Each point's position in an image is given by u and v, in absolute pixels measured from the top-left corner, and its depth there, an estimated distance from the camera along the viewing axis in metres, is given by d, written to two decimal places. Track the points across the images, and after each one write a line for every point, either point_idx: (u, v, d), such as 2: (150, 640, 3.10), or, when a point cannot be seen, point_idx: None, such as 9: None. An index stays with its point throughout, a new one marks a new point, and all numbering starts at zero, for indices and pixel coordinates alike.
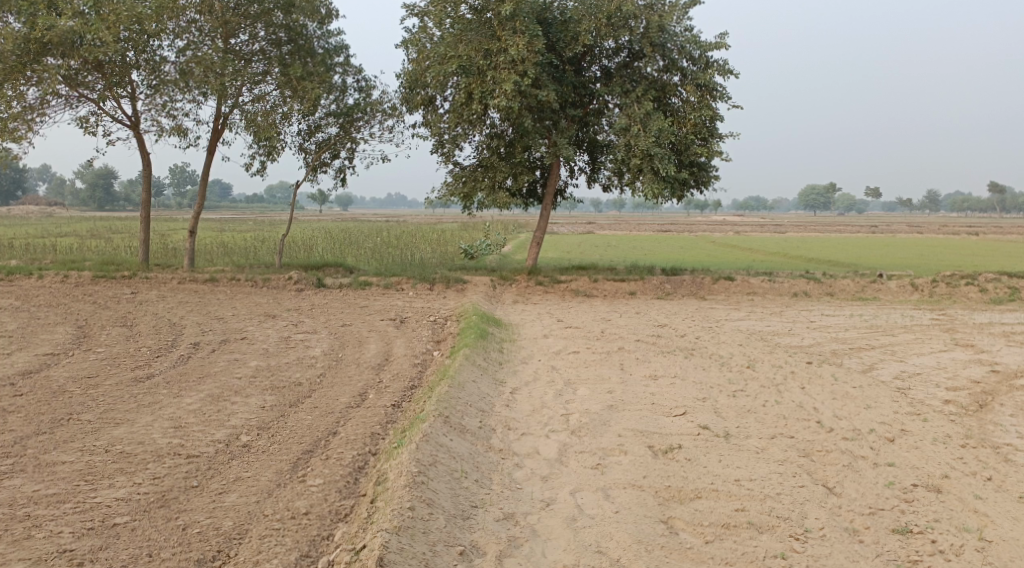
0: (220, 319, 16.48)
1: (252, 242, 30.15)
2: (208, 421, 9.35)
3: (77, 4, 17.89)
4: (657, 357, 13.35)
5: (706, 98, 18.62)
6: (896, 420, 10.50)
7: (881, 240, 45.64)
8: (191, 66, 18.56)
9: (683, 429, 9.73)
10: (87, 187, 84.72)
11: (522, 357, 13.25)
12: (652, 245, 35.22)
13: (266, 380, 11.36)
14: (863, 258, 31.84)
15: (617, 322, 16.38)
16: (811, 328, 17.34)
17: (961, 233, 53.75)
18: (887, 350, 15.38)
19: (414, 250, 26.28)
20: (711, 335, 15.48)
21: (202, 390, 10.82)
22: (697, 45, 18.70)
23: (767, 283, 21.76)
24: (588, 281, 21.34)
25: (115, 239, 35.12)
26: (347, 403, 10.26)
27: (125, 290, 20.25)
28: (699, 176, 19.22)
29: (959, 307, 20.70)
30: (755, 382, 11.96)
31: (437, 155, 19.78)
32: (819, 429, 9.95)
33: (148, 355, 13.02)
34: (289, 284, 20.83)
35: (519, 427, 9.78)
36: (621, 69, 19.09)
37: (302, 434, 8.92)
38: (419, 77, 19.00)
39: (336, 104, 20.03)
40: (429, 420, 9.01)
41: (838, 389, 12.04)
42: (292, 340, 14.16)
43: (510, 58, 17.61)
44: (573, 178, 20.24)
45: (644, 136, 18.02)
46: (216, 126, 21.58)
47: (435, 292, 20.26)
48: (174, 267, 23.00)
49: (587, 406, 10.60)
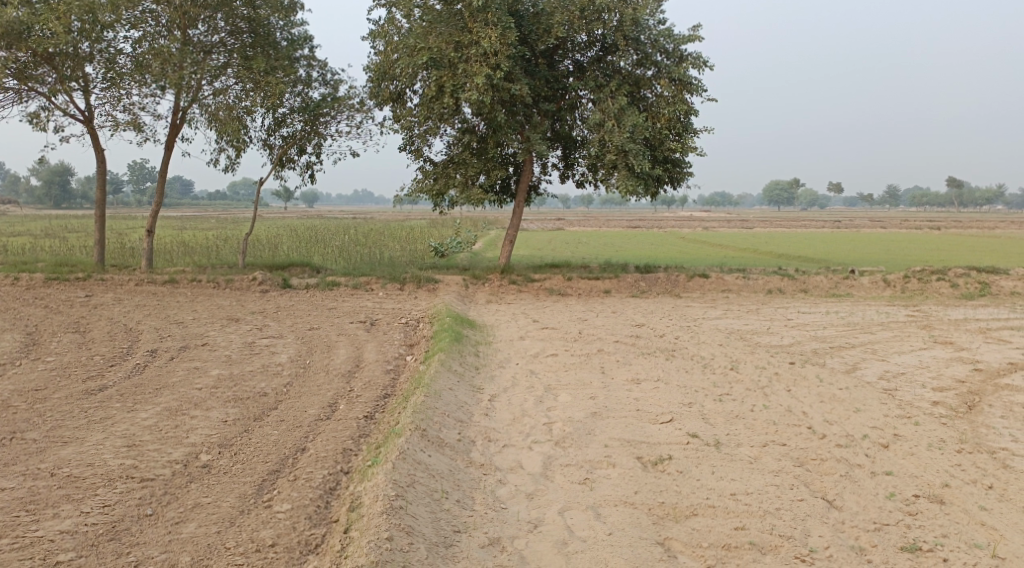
0: (180, 323, 15.76)
1: (214, 241, 29.30)
2: (165, 438, 8.75)
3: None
4: (638, 360, 12.91)
5: (680, 92, 18.24)
6: (888, 424, 10.13)
7: (845, 234, 45.69)
8: (149, 58, 17.82)
9: (671, 438, 9.28)
10: (43, 186, 82.69)
11: (499, 361, 12.73)
12: (622, 241, 34.86)
13: (228, 391, 10.74)
14: (833, 254, 31.66)
15: (593, 322, 15.92)
16: (789, 326, 17.01)
17: (923, 228, 54.08)
18: (867, 348, 15.07)
19: (383, 248, 25.60)
20: (690, 335, 15.06)
21: (159, 402, 10.18)
22: (671, 39, 18.30)
23: (742, 280, 21.44)
24: (561, 279, 20.88)
25: (71, 238, 34.06)
26: (315, 415, 9.67)
27: (80, 292, 19.42)
28: (673, 171, 18.80)
29: (932, 302, 20.52)
30: (740, 385, 11.55)
31: (407, 150, 19.20)
32: (811, 435, 9.55)
33: (102, 364, 12.33)
34: (253, 285, 20.13)
35: (499, 438, 9.27)
36: (594, 63, 18.65)
37: (267, 452, 8.35)
38: (388, 70, 18.40)
39: (301, 98, 19.34)
40: (405, 433, 8.47)
41: (825, 391, 11.66)
42: (256, 346, 13.53)
43: (482, 51, 17.08)
44: (545, 174, 19.75)
45: (619, 131, 17.59)
46: (175, 121, 20.80)
47: (405, 292, 19.67)
48: (132, 267, 22.21)
49: (569, 414, 10.11)
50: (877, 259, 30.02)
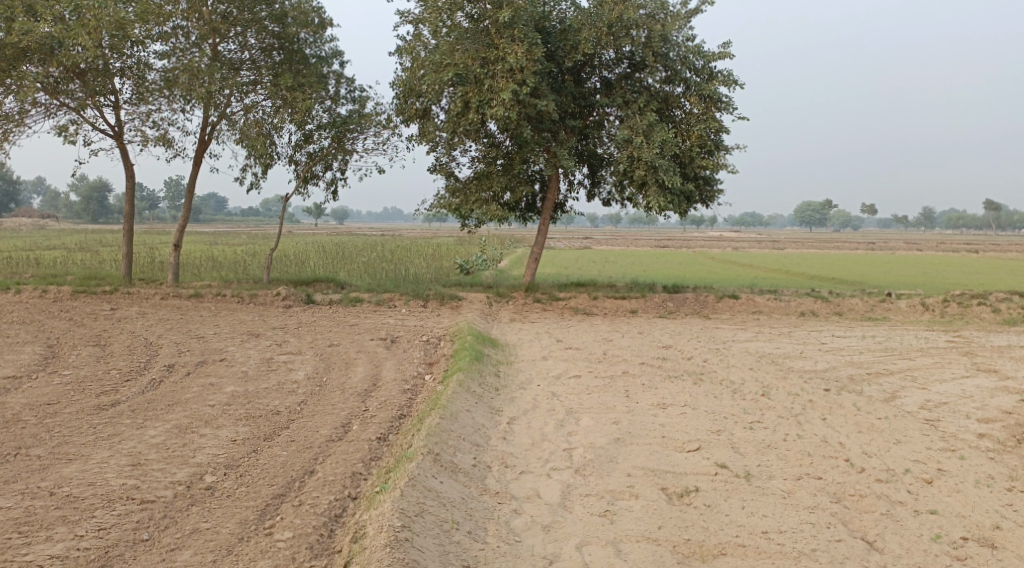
0: (200, 338, 15.51)
1: (242, 256, 29.22)
2: (171, 457, 8.40)
3: (59, 9, 16.96)
4: (665, 383, 12.42)
5: (710, 109, 17.77)
6: (930, 458, 9.57)
7: (879, 256, 44.74)
8: (178, 73, 17.67)
9: (698, 468, 8.79)
10: (81, 199, 83.73)
11: (520, 382, 12.30)
12: (651, 261, 34.32)
13: (240, 409, 10.41)
14: (867, 276, 30.85)
15: (619, 343, 15.44)
16: (823, 351, 16.41)
17: (960, 250, 52.91)
18: (906, 375, 14.45)
19: (409, 265, 25.32)
20: (720, 358, 14.54)
21: (169, 420, 9.86)
22: (701, 56, 17.86)
23: (774, 302, 20.84)
24: (588, 298, 20.43)
25: (102, 251, 34.24)
26: (327, 436, 9.30)
27: (105, 305, 19.28)
28: (704, 189, 18.33)
29: (973, 328, 19.79)
30: (772, 413, 11.02)
31: (432, 166, 18.91)
32: (848, 468, 9.01)
33: (117, 379, 12.06)
34: (276, 300, 19.89)
35: (517, 464, 8.84)
36: (622, 80, 18.26)
37: (274, 474, 7.97)
38: (414, 86, 18.14)
39: (328, 114, 19.14)
40: (417, 458, 8.06)
41: (862, 420, 11.09)
42: (273, 363, 13.22)
43: (508, 67, 16.76)
44: (571, 192, 19.37)
45: (647, 147, 17.14)
46: (203, 136, 20.69)
47: (429, 309, 19.33)
48: (159, 281, 22.09)
49: (591, 439, 9.66)
50: (914, 283, 29.16)
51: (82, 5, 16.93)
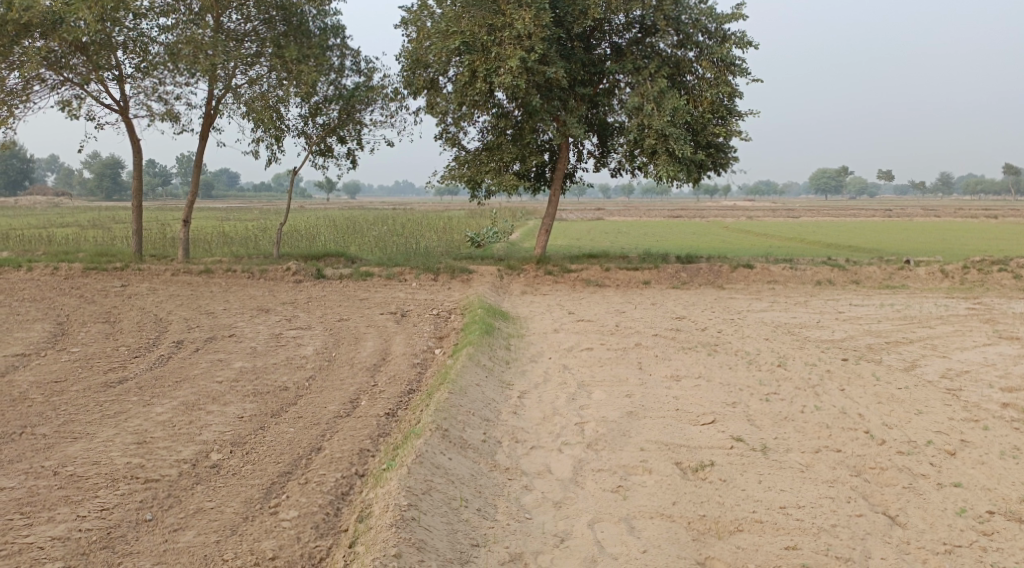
0: (209, 314, 15.38)
1: (254, 231, 29.11)
2: (177, 435, 8.26)
3: None
4: (679, 355, 12.20)
5: (723, 73, 17.37)
6: (952, 429, 9.32)
7: (897, 223, 44.16)
8: (182, 46, 17.41)
9: (713, 442, 8.60)
10: (95, 177, 83.91)
11: (532, 355, 12.11)
12: (665, 231, 33.95)
13: (248, 385, 10.26)
14: (885, 243, 30.39)
15: (632, 314, 15.21)
16: (840, 320, 16.12)
17: (978, 217, 52.28)
18: (926, 344, 14.15)
19: (420, 238, 25.08)
20: (735, 328, 14.29)
21: (176, 397, 9.72)
22: (713, 18, 17.44)
23: (789, 271, 20.52)
24: (600, 270, 20.17)
25: (115, 229, 34.24)
26: (334, 412, 9.14)
27: (115, 282, 19.18)
28: (717, 157, 17.97)
29: (993, 294, 19.44)
30: (788, 384, 10.78)
31: (441, 137, 18.62)
32: (868, 441, 8.79)
33: (124, 356, 11.94)
34: (286, 275, 19.72)
35: (528, 439, 8.67)
36: (633, 45, 17.86)
37: (280, 452, 7.82)
38: (421, 56, 17.83)
39: (335, 86, 18.85)
40: (425, 434, 7.89)
41: (881, 391, 10.83)
42: (282, 338, 13.07)
43: (516, 34, 16.42)
44: (582, 162, 19.05)
45: (658, 115, 16.81)
46: (210, 111, 20.46)
47: (440, 282, 19.13)
48: (169, 257, 21.99)
49: (604, 413, 9.47)
50: (933, 249, 28.72)
51: None
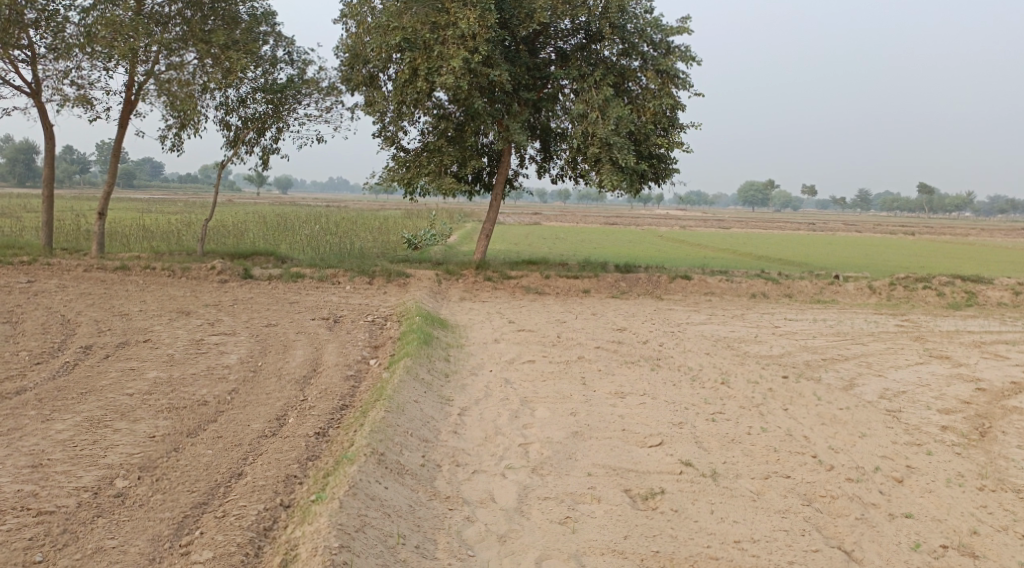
0: (125, 315, 14.48)
1: (177, 226, 27.90)
2: (80, 457, 7.89)
3: None
4: (622, 369, 11.86)
5: (667, 85, 17.19)
6: (898, 453, 9.17)
7: (822, 237, 44.82)
8: (101, 29, 16.44)
9: (661, 466, 8.37)
10: (8, 163, 80.50)
11: (471, 368, 11.64)
12: (600, 238, 33.77)
13: (162, 398, 9.57)
14: (814, 257, 30.68)
15: (572, 324, 14.85)
16: (777, 335, 16.02)
17: (897, 233, 53.54)
18: (862, 361, 14.09)
19: (354, 239, 24.35)
20: (675, 342, 14.04)
21: (81, 412, 9.02)
22: (658, 29, 17.25)
23: (725, 283, 20.45)
24: (538, 277, 19.79)
25: (28, 219, 32.52)
26: (258, 431, 8.64)
27: (23, 277, 18.03)
28: (658, 168, 17.77)
29: (920, 311, 19.66)
30: (733, 403, 10.53)
31: (379, 137, 18.02)
32: (817, 466, 8.56)
33: (27, 362, 11.07)
34: (211, 275, 18.84)
35: (469, 462, 8.35)
36: (578, 52, 17.54)
37: (195, 478, 7.60)
38: (361, 51, 17.20)
39: (266, 78, 18.07)
40: (358, 460, 7.63)
41: (824, 411, 10.65)
42: (204, 344, 12.33)
43: (460, 34, 15.95)
44: (522, 168, 18.67)
45: (602, 123, 16.52)
46: (131, 97, 19.45)
47: (374, 286, 18.49)
48: (83, 251, 20.83)
49: (547, 433, 9.09)
50: (861, 265, 29.04)
51: None
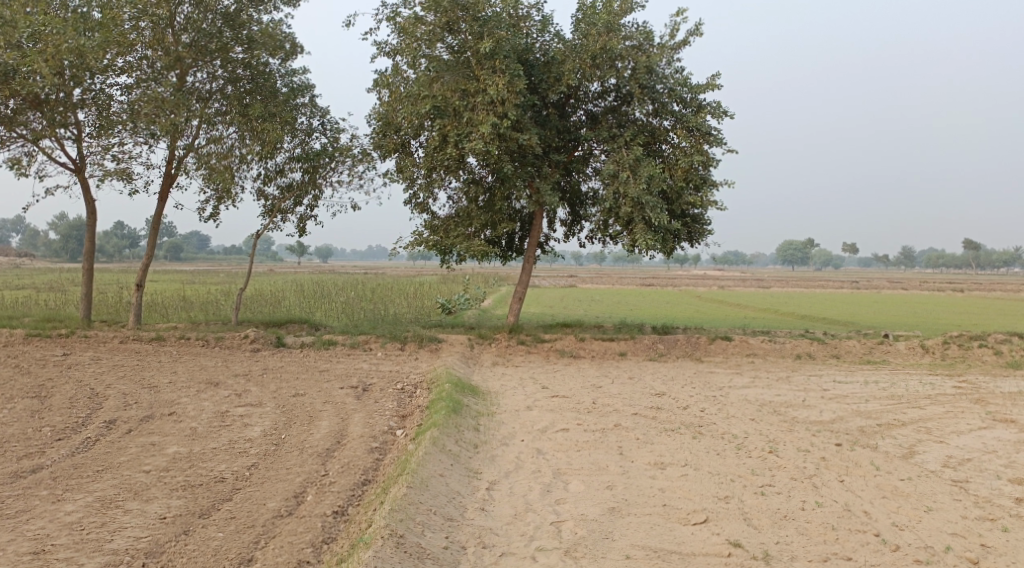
0: (152, 387, 14.12)
1: (214, 296, 27.83)
2: (84, 541, 7.40)
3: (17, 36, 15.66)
4: (661, 438, 11.15)
5: (699, 143, 16.69)
6: (969, 529, 8.36)
7: (868, 296, 43.62)
8: (141, 105, 16.35)
9: (707, 547, 7.77)
10: (59, 238, 82.39)
11: (502, 438, 11.00)
12: (639, 300, 33.09)
13: (179, 475, 9.09)
14: (860, 316, 29.64)
15: (609, 390, 14.18)
16: (827, 398, 15.17)
17: (944, 290, 52.13)
18: (920, 426, 13.21)
19: (388, 305, 23.99)
20: (718, 407, 13.29)
21: (94, 491, 8.56)
22: (689, 87, 16.86)
23: (768, 344, 19.66)
24: (574, 340, 19.21)
25: (71, 292, 32.81)
26: (274, 509, 8.11)
27: (58, 350, 17.86)
28: (692, 227, 17.25)
29: (977, 371, 18.66)
30: (783, 474, 9.78)
31: (409, 203, 17.77)
32: (881, 547, 7.91)
33: (48, 437, 10.68)
34: (243, 343, 18.53)
35: (497, 543, 7.74)
36: (608, 113, 17.22)
37: (203, 565, 7.09)
38: (391, 119, 17.04)
39: (301, 147, 17.95)
40: (374, 545, 7.09)
41: (884, 482, 9.85)
42: (228, 416, 11.89)
43: (489, 99, 15.77)
44: (555, 231, 18.27)
45: (633, 183, 16.05)
46: (169, 169, 19.48)
47: (406, 353, 18.03)
48: (120, 322, 20.69)
49: (582, 509, 8.43)
50: (912, 324, 27.91)
51: (40, 31, 15.53)
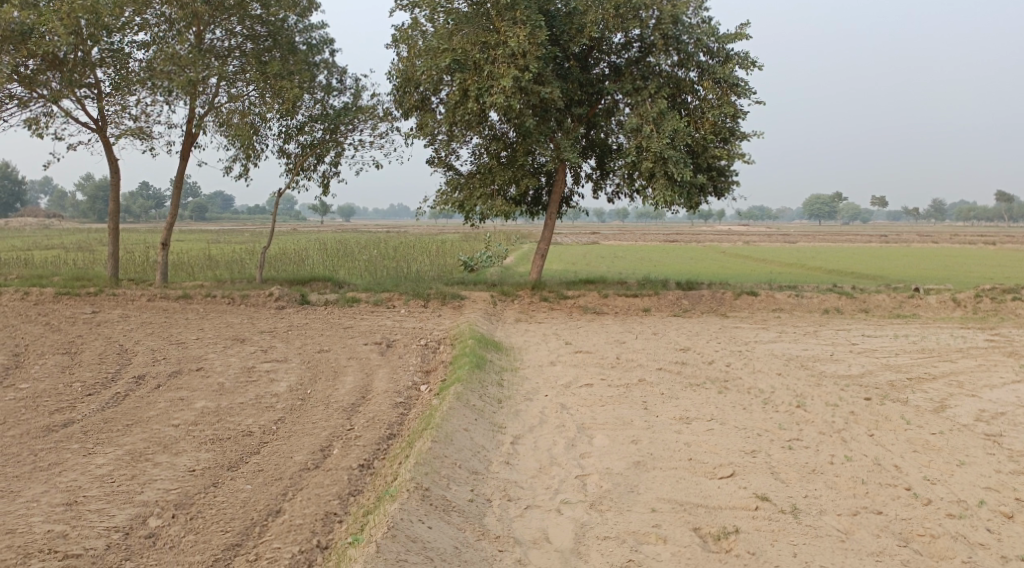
0: (179, 344, 14.20)
1: (240, 254, 27.92)
2: (114, 493, 7.45)
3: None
4: (686, 392, 11.06)
5: (726, 94, 16.36)
6: (1003, 484, 8.25)
7: (897, 250, 43.00)
8: (159, 63, 16.27)
9: (735, 500, 7.70)
10: (87, 199, 83.02)
11: (526, 393, 10.96)
12: (663, 256, 32.86)
13: (207, 429, 9.13)
14: (889, 271, 29.22)
15: (633, 345, 14.09)
16: (855, 353, 14.99)
17: (975, 243, 51.24)
18: (950, 380, 13.02)
19: (412, 263, 23.97)
20: (744, 362, 13.17)
21: (123, 444, 8.62)
22: (715, 37, 16.47)
23: (795, 298, 19.44)
24: (598, 296, 19.10)
25: (98, 252, 33.06)
26: (300, 463, 8.12)
27: (86, 308, 17.99)
28: (718, 181, 16.96)
29: (1009, 325, 18.35)
30: (811, 428, 9.67)
31: (431, 160, 17.60)
32: (912, 501, 7.82)
33: (77, 393, 10.76)
34: (268, 301, 18.59)
35: (522, 496, 7.71)
36: (632, 65, 16.86)
37: (230, 516, 7.11)
38: (411, 74, 16.82)
39: (321, 104, 17.80)
40: (400, 497, 7.09)
41: (914, 436, 9.72)
42: (254, 372, 11.94)
43: (509, 52, 15.42)
44: (579, 186, 18.05)
45: (657, 137, 15.76)
46: (191, 128, 19.42)
47: (430, 309, 18.00)
48: (147, 281, 20.82)
49: (607, 464, 8.38)
50: (944, 278, 27.45)
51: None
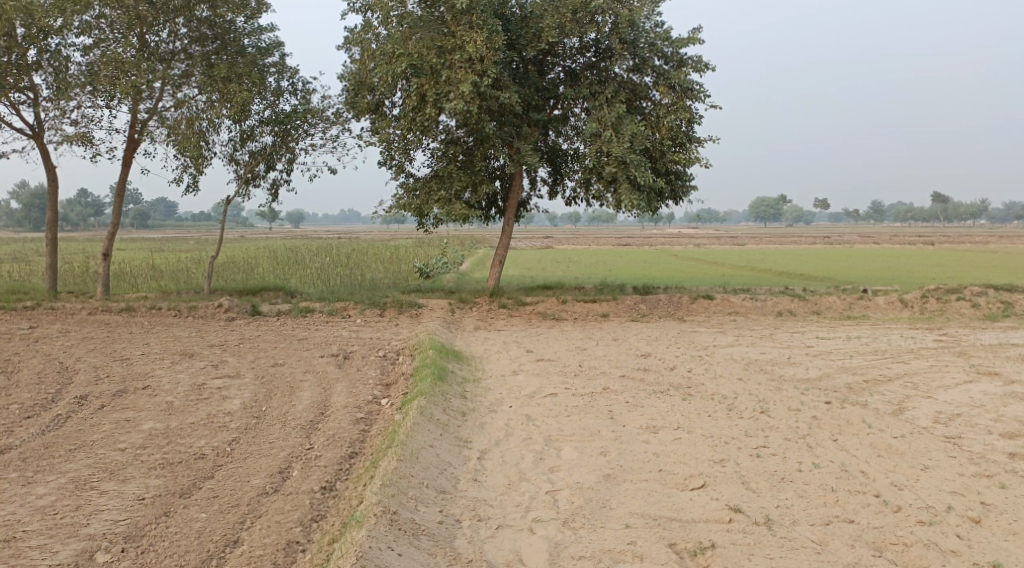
0: (124, 360, 13.70)
1: (187, 264, 27.20)
2: (59, 526, 7.08)
3: None
4: (650, 400, 10.97)
5: (681, 99, 16.41)
6: (968, 487, 8.29)
7: (841, 251, 43.67)
8: (100, 67, 15.75)
9: (708, 514, 7.60)
10: (23, 208, 80.57)
11: (489, 404, 10.75)
12: (615, 260, 32.89)
13: (157, 453, 8.75)
14: (836, 272, 29.60)
15: (594, 352, 13.97)
16: (812, 355, 15.06)
17: (916, 243, 52.30)
18: (906, 381, 13.13)
19: (365, 270, 23.58)
20: (705, 367, 13.14)
21: (67, 472, 8.22)
22: (670, 42, 16.48)
23: (750, 301, 19.53)
24: (555, 302, 18.96)
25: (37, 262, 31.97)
26: (258, 487, 7.82)
27: (25, 323, 17.32)
28: (675, 185, 16.96)
29: (957, 324, 18.64)
30: (777, 435, 9.64)
31: (385, 165, 17.32)
32: (882, 508, 7.80)
33: (17, 416, 10.28)
34: (218, 312, 18.11)
35: (492, 515, 7.53)
36: (588, 70, 16.79)
37: (185, 549, 6.80)
38: (364, 79, 16.54)
39: (271, 109, 17.39)
40: (367, 523, 6.85)
41: (878, 440, 9.74)
42: (206, 389, 11.54)
43: (466, 57, 15.26)
44: (534, 191, 17.92)
45: (617, 142, 15.69)
46: (134, 135, 18.85)
47: (386, 318, 17.69)
48: (90, 293, 20.13)
49: (577, 477, 8.22)
50: (890, 278, 27.86)
51: None
